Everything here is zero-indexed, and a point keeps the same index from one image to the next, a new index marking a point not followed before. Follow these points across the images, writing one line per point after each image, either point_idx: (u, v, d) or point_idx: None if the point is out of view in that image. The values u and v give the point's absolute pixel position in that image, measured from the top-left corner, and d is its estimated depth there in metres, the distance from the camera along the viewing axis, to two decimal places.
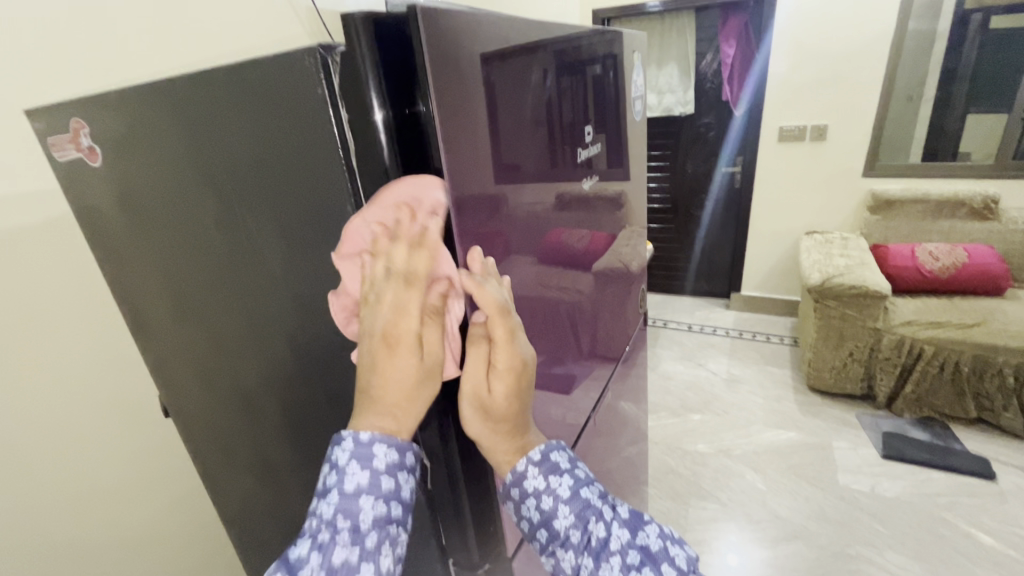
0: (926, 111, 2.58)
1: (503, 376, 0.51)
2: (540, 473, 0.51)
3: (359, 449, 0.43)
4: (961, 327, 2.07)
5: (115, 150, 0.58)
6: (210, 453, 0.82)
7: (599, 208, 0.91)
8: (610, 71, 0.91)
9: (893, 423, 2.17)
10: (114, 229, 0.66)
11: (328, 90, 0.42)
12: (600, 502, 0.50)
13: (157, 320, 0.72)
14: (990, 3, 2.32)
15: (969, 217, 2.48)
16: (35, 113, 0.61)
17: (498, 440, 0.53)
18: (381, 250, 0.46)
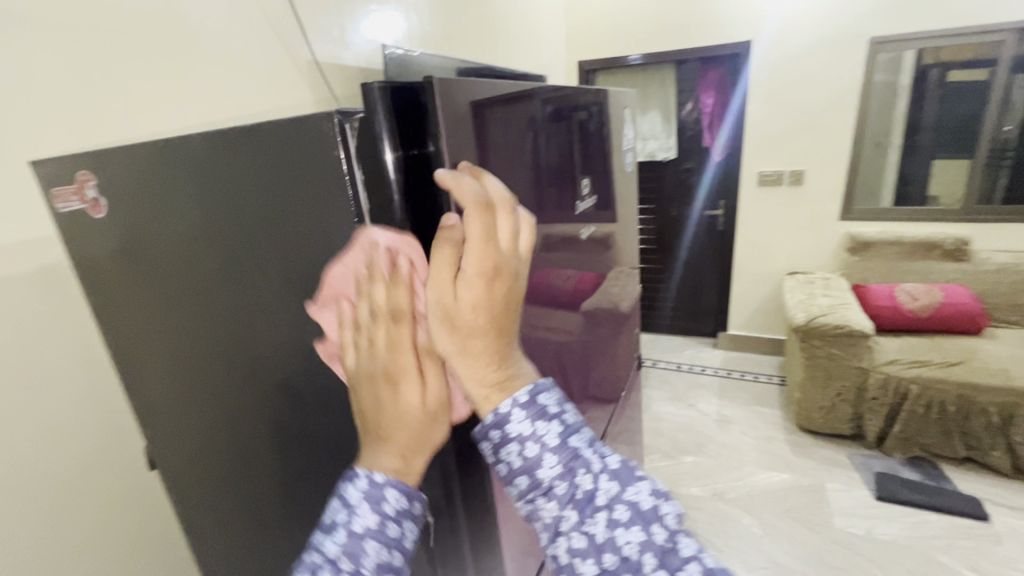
0: (894, 158, 2.71)
1: (478, 277, 0.45)
2: (527, 417, 0.44)
3: (371, 490, 0.43)
4: (944, 366, 2.11)
5: (125, 203, 0.60)
6: (197, 512, 0.79)
7: (590, 249, 0.94)
8: (596, 119, 0.96)
9: (884, 463, 2.17)
10: (112, 278, 0.66)
11: (344, 152, 0.46)
12: (589, 451, 0.44)
13: (147, 371, 0.71)
14: (947, 59, 2.48)
15: (944, 259, 2.57)
16: (38, 165, 0.61)
17: (480, 362, 0.45)
18: (364, 288, 0.48)
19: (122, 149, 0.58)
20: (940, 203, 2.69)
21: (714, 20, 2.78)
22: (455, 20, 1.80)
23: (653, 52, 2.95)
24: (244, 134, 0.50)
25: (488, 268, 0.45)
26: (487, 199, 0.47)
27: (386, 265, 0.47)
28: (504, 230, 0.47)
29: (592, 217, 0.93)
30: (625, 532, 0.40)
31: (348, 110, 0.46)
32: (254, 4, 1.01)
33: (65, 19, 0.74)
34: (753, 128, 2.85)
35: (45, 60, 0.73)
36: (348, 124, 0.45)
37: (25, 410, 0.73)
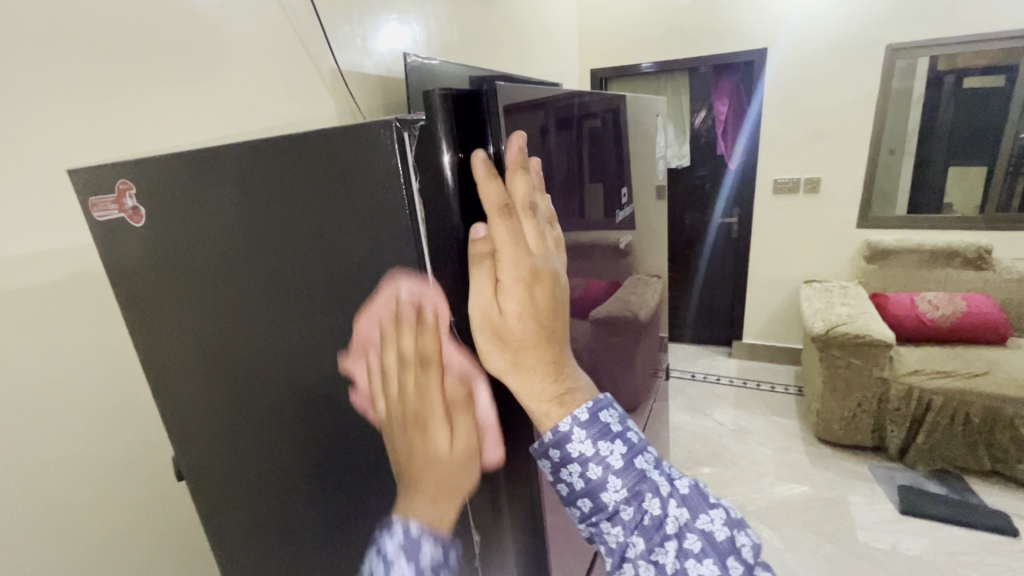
0: (908, 166, 2.68)
1: (522, 291, 0.47)
2: (587, 437, 0.49)
3: (408, 544, 0.53)
4: (967, 377, 2.07)
5: (164, 213, 0.60)
6: (227, 524, 0.78)
7: (606, 255, 0.91)
8: (615, 125, 0.94)
9: (907, 476, 2.13)
10: (149, 289, 0.66)
11: (401, 161, 0.44)
12: (655, 475, 0.49)
13: (180, 382, 0.71)
14: (962, 65, 2.46)
15: (965, 267, 2.53)
16: (79, 175, 0.62)
17: (533, 370, 0.49)
18: (390, 333, 0.52)
19: (158, 157, 0.58)
20: (955, 213, 2.63)
21: (727, 28, 2.79)
22: (472, 31, 1.81)
23: (666, 60, 2.95)
24: (291, 143, 0.49)
25: (525, 277, 0.47)
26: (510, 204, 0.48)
27: (410, 314, 0.50)
28: (528, 231, 0.49)
29: (609, 224, 0.91)
30: (698, 563, 0.45)
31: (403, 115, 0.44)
32: (281, 12, 1.02)
33: (104, 27, 0.75)
34: (768, 135, 2.83)
35: (83, 68, 0.74)
36: (410, 133, 0.44)
37: (59, 414, 0.73)
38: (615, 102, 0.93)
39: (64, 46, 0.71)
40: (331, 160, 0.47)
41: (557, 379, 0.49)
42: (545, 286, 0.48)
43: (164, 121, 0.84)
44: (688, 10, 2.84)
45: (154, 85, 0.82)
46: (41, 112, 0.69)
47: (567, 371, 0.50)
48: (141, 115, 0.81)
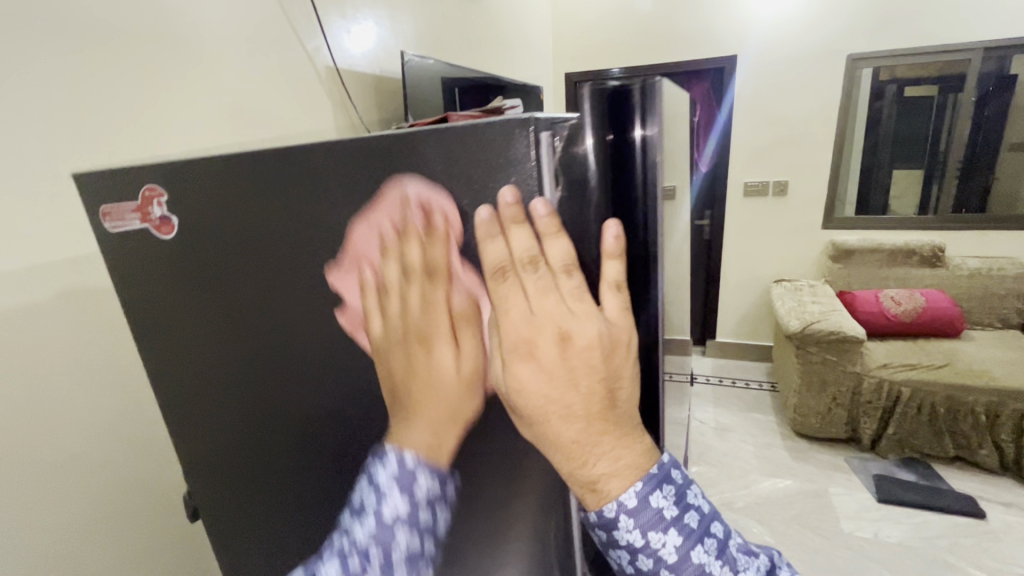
0: (856, 171, 2.83)
1: (522, 358, 0.41)
2: (636, 527, 0.41)
3: (403, 472, 0.50)
4: (932, 368, 2.19)
5: (198, 223, 0.52)
6: (246, 567, 0.70)
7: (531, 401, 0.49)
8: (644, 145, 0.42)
9: (881, 466, 2.23)
10: (172, 312, 0.58)
11: (538, 166, 0.39)
12: (717, 567, 0.42)
13: (199, 417, 0.63)
14: (901, 75, 2.63)
15: (921, 265, 2.67)
16: (91, 180, 0.53)
17: (562, 448, 0.42)
18: (390, 226, 0.45)
19: (191, 161, 0.50)
20: (896, 213, 2.83)
21: (695, 36, 2.86)
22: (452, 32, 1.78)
23: (632, 66, 3.01)
24: (384, 149, 0.42)
25: (520, 343, 0.41)
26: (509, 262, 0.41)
27: (418, 209, 0.43)
28: (522, 238, 0.40)
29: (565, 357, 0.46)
30: None
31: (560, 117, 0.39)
32: None
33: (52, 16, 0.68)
34: (737, 139, 2.92)
35: (37, 63, 0.67)
36: (551, 133, 0.38)
37: (13, 451, 0.66)
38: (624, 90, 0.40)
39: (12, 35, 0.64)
40: (443, 169, 0.41)
41: (576, 452, 0.42)
42: (560, 365, 0.40)
43: (119, 123, 0.77)
44: (657, 16, 2.89)
45: (112, 83, 0.76)
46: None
47: (599, 442, 0.41)
48: (99, 115, 0.74)
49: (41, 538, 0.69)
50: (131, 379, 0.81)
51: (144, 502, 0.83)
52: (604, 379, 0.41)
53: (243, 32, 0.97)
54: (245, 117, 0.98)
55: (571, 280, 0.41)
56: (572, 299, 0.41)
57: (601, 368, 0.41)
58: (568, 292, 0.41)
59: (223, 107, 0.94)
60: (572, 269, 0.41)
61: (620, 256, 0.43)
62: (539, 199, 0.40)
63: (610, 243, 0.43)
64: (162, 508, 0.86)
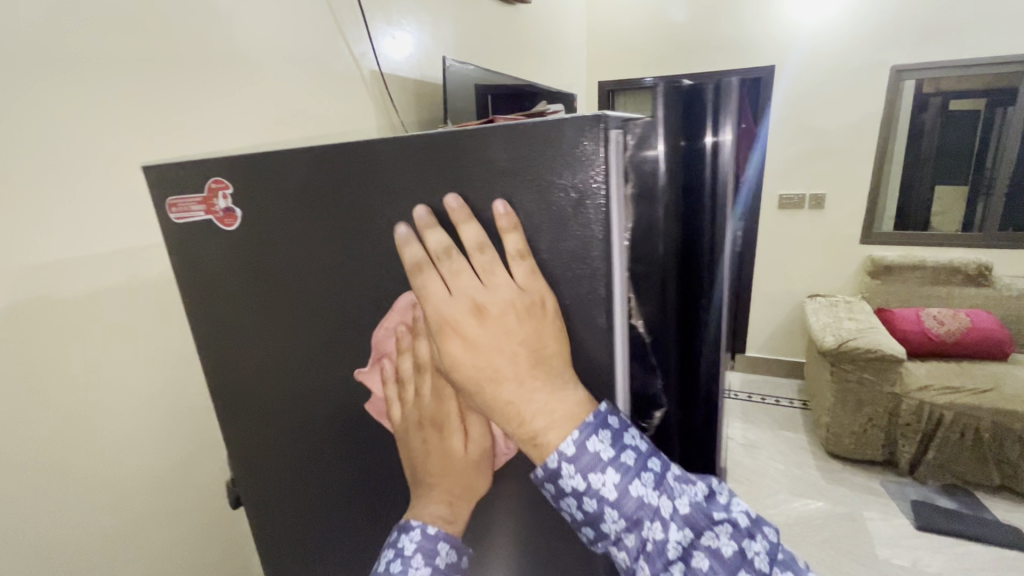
0: (895, 186, 2.76)
1: (448, 334, 0.45)
2: (578, 471, 0.42)
3: (425, 543, 0.50)
4: (977, 392, 2.09)
5: (259, 215, 0.54)
6: (285, 554, 0.71)
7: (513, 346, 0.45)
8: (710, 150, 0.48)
9: (918, 491, 2.14)
10: (231, 303, 0.60)
11: (604, 163, 0.38)
12: (655, 498, 0.42)
13: (250, 408, 0.65)
14: (946, 88, 2.57)
15: (966, 284, 2.57)
16: (159, 172, 0.56)
17: (506, 417, 0.44)
18: (369, 253, 0.50)
19: (259, 156, 0.51)
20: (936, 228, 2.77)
21: (730, 45, 2.83)
22: (491, 38, 1.81)
23: (666, 75, 2.99)
24: (448, 139, 0.43)
25: (444, 324, 0.45)
26: (433, 256, 0.45)
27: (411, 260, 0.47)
28: (437, 239, 0.45)
29: (565, 328, 0.44)
30: None
31: (628, 115, 0.39)
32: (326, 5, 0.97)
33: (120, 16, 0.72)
34: (774, 151, 2.87)
35: (107, 61, 0.71)
36: (621, 131, 0.38)
37: (69, 428, 0.69)
38: (697, 88, 0.47)
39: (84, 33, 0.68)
40: (507, 159, 0.41)
41: (511, 411, 0.43)
42: (486, 334, 0.43)
43: (175, 119, 0.80)
44: (692, 28, 2.88)
45: (171, 81, 0.79)
46: (63, 102, 0.66)
47: (531, 399, 0.43)
48: (161, 106, 0.78)
49: (87, 516, 0.71)
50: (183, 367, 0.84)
51: (187, 488, 0.85)
52: (522, 343, 0.42)
53: (295, 35, 1.00)
54: (293, 117, 1.01)
55: (484, 255, 0.43)
56: (484, 274, 0.43)
57: (520, 332, 0.42)
58: (480, 268, 0.44)
59: (272, 106, 0.96)
60: (483, 247, 0.43)
61: (519, 227, 0.42)
62: (502, 199, 0.42)
63: (502, 217, 0.42)
64: (204, 495, 0.88)
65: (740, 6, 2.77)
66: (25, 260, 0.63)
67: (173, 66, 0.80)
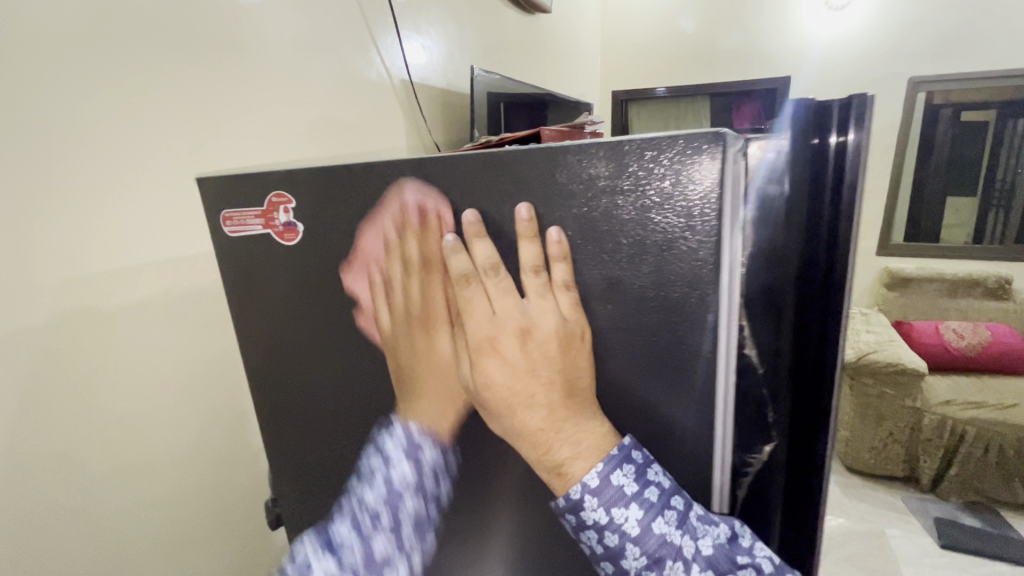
0: (907, 198, 2.71)
1: (486, 352, 0.42)
2: (601, 505, 0.39)
3: (406, 443, 0.51)
4: (1001, 408, 2.06)
5: (321, 231, 0.49)
6: None
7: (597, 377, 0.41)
8: (832, 152, 0.38)
9: (941, 508, 2.10)
10: (285, 321, 0.55)
11: (717, 187, 0.32)
12: (678, 537, 0.38)
13: (299, 433, 0.60)
14: (957, 99, 2.53)
15: (985, 297, 2.54)
16: (219, 183, 0.52)
17: (536, 442, 0.42)
18: (394, 243, 0.46)
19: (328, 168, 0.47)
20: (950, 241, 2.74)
21: (742, 55, 2.83)
22: (511, 45, 1.80)
23: (679, 85, 2.92)
24: (531, 154, 0.38)
25: (483, 343, 0.42)
26: (477, 268, 0.42)
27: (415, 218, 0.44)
28: (483, 253, 0.42)
29: (657, 366, 0.38)
30: None
31: (746, 136, 0.34)
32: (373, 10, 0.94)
33: (162, 15, 0.69)
34: None
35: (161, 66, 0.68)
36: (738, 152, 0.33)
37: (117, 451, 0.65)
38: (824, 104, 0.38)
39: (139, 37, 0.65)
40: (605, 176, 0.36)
41: (537, 439, 0.41)
42: (528, 358, 0.40)
43: (217, 124, 0.76)
44: (704, 38, 2.88)
45: (210, 83, 0.75)
46: (119, 108, 0.64)
47: (564, 431, 0.40)
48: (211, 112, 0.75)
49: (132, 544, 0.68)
50: (229, 387, 0.78)
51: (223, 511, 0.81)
52: (564, 375, 0.40)
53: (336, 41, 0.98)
54: (329, 123, 0.98)
55: (537, 280, 0.40)
56: (534, 299, 0.40)
57: (564, 366, 0.40)
58: (531, 291, 0.40)
59: (312, 113, 0.94)
60: (539, 269, 0.40)
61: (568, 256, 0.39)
62: (555, 225, 0.38)
63: (553, 245, 0.39)
64: None
65: (754, 16, 2.77)
66: (64, 271, 0.59)
67: (212, 69, 0.76)
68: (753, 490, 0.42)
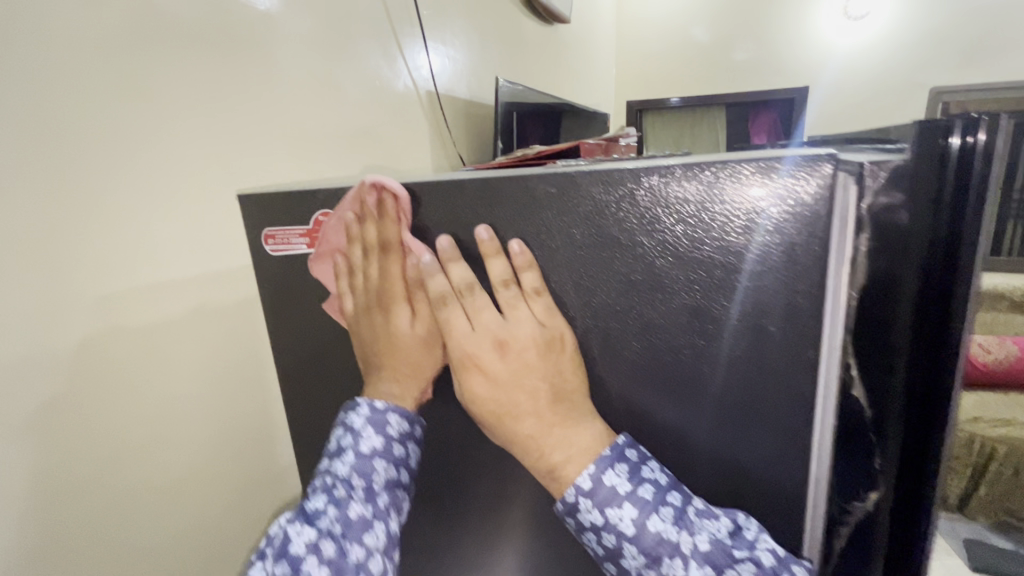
0: None
1: (468, 368, 0.40)
2: (595, 505, 0.37)
3: (373, 415, 0.45)
4: None
5: (372, 253, 0.46)
6: None
7: (672, 417, 0.39)
8: (955, 155, 0.35)
9: (970, 528, 2.04)
10: (327, 347, 0.52)
11: (823, 218, 0.31)
12: (675, 534, 0.35)
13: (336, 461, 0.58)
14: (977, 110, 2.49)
15: (1010, 310, 2.48)
16: (259, 199, 0.49)
17: (529, 449, 0.39)
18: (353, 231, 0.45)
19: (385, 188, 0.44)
20: None
21: (757, 66, 2.82)
22: (531, 57, 1.80)
23: (694, 96, 2.81)
24: (608, 179, 0.35)
25: (466, 357, 0.40)
26: (450, 281, 0.41)
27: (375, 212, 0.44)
28: (459, 270, 0.41)
29: (731, 398, 0.37)
30: None
31: (868, 162, 0.31)
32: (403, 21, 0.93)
33: (202, 23, 0.68)
34: None
35: (195, 76, 0.67)
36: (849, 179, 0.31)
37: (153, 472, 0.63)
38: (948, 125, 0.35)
39: (177, 48, 0.65)
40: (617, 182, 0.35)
41: (532, 448, 0.39)
42: (506, 359, 0.38)
43: (249, 132, 0.75)
44: (717, 48, 2.87)
45: (247, 96, 0.74)
46: (159, 119, 0.62)
47: (551, 433, 0.38)
48: (245, 124, 0.74)
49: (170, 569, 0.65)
50: (260, 403, 0.77)
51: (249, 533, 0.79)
52: (545, 378, 0.38)
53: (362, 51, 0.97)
54: (356, 135, 0.97)
55: (509, 292, 0.39)
56: (508, 308, 0.39)
57: (543, 371, 0.38)
58: (506, 301, 0.39)
59: (341, 126, 0.93)
60: (509, 282, 0.39)
61: (534, 266, 0.39)
62: (517, 238, 0.39)
63: (517, 257, 0.39)
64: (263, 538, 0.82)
65: (769, 27, 2.76)
66: (108, 288, 0.58)
67: (250, 79, 0.75)
68: (846, 535, 0.42)
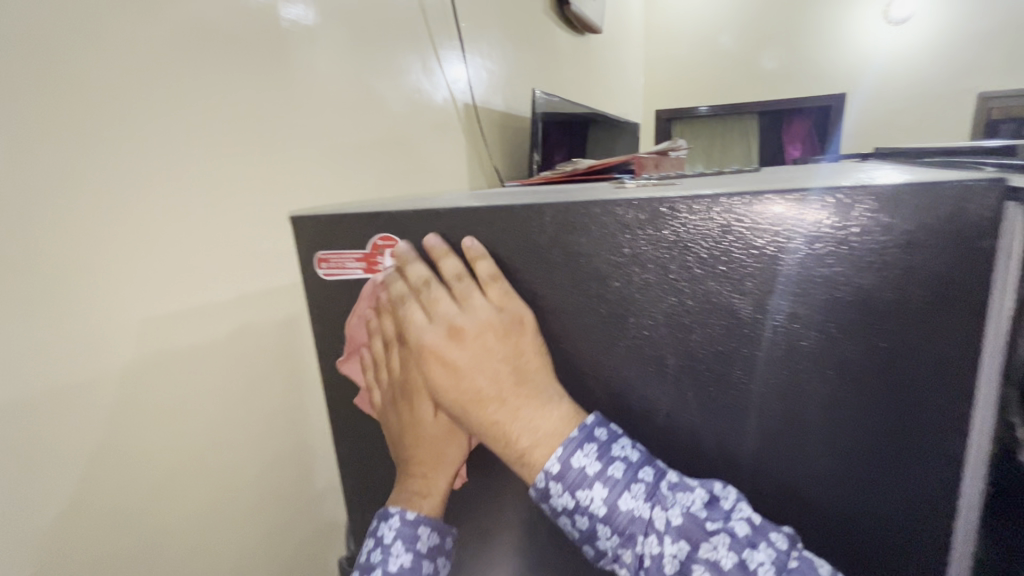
0: None
1: (426, 360, 0.39)
2: (565, 489, 0.35)
3: (405, 528, 0.43)
4: None
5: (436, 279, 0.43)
6: None
7: (801, 463, 0.36)
8: None
9: None
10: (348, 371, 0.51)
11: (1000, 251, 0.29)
12: (647, 510, 0.34)
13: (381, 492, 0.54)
14: None
15: None
16: (311, 221, 0.47)
17: (495, 436, 0.37)
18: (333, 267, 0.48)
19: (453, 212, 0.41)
20: None
21: (792, 72, 2.75)
22: (565, 67, 1.78)
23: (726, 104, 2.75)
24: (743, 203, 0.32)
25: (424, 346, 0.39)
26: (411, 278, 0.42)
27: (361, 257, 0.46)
28: (420, 270, 0.42)
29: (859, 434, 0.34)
30: None
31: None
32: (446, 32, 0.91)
33: (244, 39, 0.67)
34: None
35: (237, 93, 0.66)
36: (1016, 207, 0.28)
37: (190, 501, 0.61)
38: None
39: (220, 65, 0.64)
40: (720, 209, 0.33)
41: (494, 431, 0.37)
42: (458, 344, 0.38)
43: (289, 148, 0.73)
44: (750, 55, 2.81)
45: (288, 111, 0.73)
46: (200, 139, 0.61)
47: (516, 417, 0.36)
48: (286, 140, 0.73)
49: None
50: (296, 426, 0.74)
51: None
52: (504, 360, 0.38)
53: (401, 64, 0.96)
54: (393, 147, 0.95)
55: (464, 283, 0.40)
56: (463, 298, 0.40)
57: (503, 355, 0.38)
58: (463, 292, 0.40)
59: (377, 139, 0.91)
60: (463, 275, 0.40)
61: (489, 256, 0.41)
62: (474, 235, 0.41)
63: (473, 250, 0.41)
64: None
65: (803, 34, 2.70)
66: (146, 312, 0.56)
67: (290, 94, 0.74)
68: None
